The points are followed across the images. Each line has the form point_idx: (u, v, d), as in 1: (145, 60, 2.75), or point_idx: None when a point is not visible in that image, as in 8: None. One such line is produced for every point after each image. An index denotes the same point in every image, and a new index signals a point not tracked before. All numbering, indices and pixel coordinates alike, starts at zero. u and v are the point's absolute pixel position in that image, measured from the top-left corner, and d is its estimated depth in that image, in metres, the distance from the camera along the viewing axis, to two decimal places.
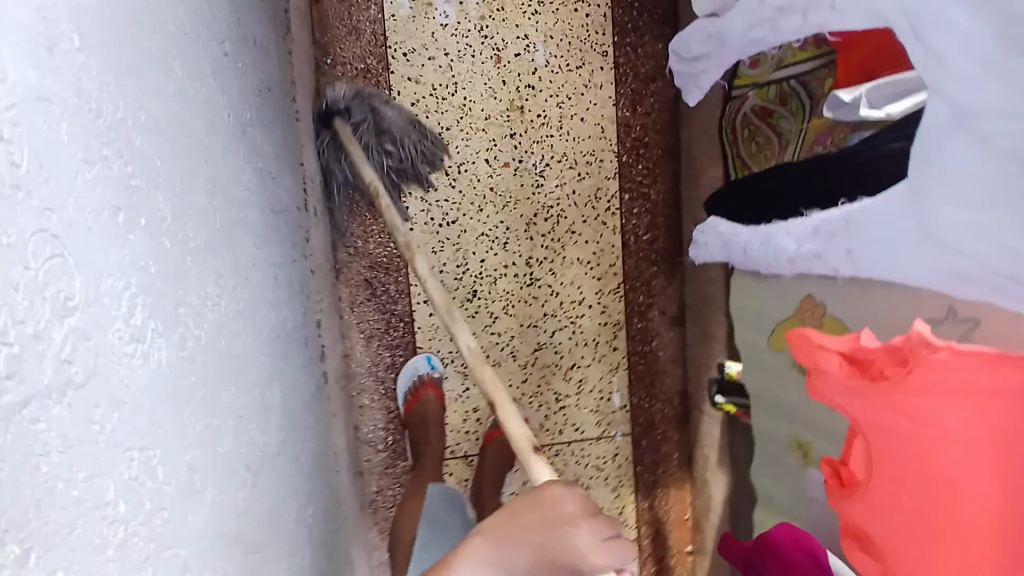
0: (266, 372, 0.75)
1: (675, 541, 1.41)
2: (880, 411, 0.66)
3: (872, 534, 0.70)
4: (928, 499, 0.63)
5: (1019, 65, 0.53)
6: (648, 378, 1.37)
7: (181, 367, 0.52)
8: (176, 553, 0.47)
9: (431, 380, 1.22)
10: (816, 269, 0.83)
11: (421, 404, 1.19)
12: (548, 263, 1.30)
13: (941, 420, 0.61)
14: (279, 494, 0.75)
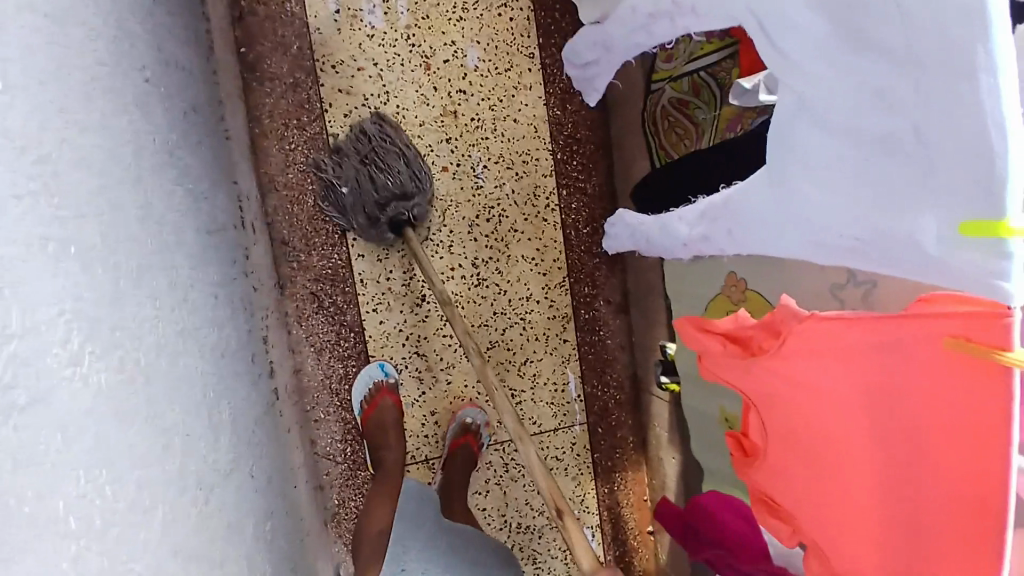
0: (212, 390, 0.76)
1: (637, 522, 1.46)
2: (760, 382, 0.75)
3: (776, 495, 0.78)
4: (818, 453, 0.73)
5: (869, 67, 0.58)
6: (599, 366, 1.42)
7: (123, 387, 0.52)
8: (129, 569, 0.48)
9: (386, 387, 1.23)
10: (706, 250, 0.89)
11: (378, 411, 1.20)
12: (494, 263, 1.33)
13: (817, 379, 0.71)
14: (236, 511, 0.75)
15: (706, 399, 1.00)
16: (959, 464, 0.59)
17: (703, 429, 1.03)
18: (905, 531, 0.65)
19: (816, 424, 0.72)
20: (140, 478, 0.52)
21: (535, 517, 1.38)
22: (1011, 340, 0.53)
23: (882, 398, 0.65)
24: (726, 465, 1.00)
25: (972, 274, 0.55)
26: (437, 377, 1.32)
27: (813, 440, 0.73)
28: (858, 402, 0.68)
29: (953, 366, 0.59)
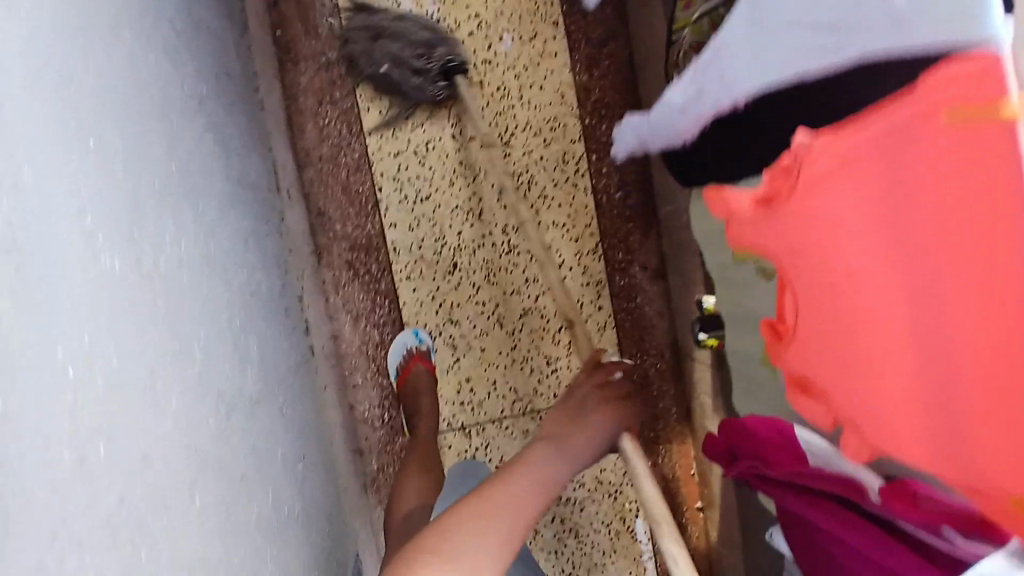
0: (239, 324, 0.79)
1: (686, 497, 1.42)
2: (777, 239, 0.61)
3: (813, 380, 0.62)
4: (844, 315, 0.56)
5: None
6: (637, 334, 1.39)
7: (134, 285, 0.56)
8: (137, 445, 0.50)
9: (420, 354, 1.25)
10: (704, 111, 0.70)
11: (412, 377, 1.22)
12: (524, 230, 1.32)
13: (840, 210, 0.53)
14: (265, 439, 0.79)
15: (749, 341, 0.92)
16: (990, 294, 0.44)
17: (748, 374, 0.95)
18: (936, 398, 0.49)
19: (842, 275, 0.55)
20: (154, 372, 0.56)
21: (575, 487, 1.38)
22: (1009, 91, 0.38)
23: (896, 217, 0.49)
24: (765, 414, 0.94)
25: (955, 14, 0.42)
26: (471, 345, 1.32)
27: (847, 301, 0.55)
28: (881, 235, 0.50)
29: (960, 150, 0.43)
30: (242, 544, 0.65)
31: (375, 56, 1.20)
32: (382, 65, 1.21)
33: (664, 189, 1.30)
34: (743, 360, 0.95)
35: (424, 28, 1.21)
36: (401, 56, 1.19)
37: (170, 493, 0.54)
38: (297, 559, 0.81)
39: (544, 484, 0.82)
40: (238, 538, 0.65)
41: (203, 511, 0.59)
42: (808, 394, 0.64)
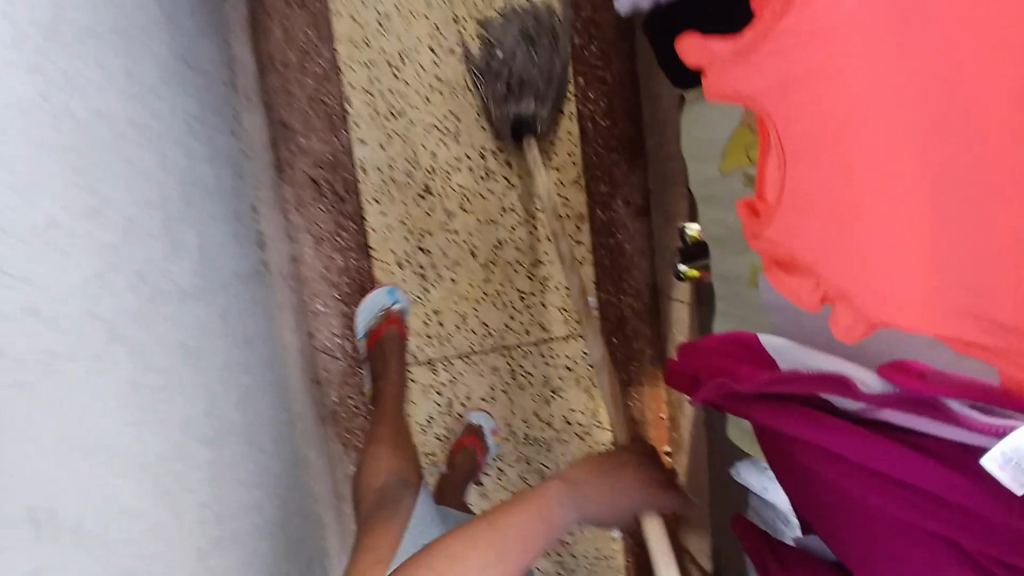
0: (172, 211, 0.71)
1: (656, 440, 1.37)
2: (765, 86, 0.56)
3: (799, 253, 0.58)
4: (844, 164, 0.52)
5: None
6: (616, 272, 1.33)
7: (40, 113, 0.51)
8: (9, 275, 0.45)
9: (392, 316, 1.16)
10: None
11: (381, 340, 1.14)
12: (503, 155, 1.24)
13: (849, 32, 0.50)
14: (204, 330, 0.73)
15: (739, 259, 0.88)
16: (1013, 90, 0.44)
17: (736, 295, 0.91)
18: (942, 229, 0.49)
19: (838, 114, 0.52)
20: (32, 220, 0.48)
21: (543, 428, 1.32)
22: None
23: (915, 33, 0.47)
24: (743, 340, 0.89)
25: None
26: (441, 276, 1.24)
27: (842, 148, 0.52)
28: (888, 63, 0.48)
29: None
30: (161, 435, 0.59)
31: (503, 48, 1.18)
32: (502, 52, 1.18)
33: (652, 118, 1.23)
34: (730, 283, 0.92)
35: (558, 61, 1.19)
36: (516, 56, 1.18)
37: (48, 357, 0.48)
38: (235, 470, 0.75)
39: (545, 518, 0.82)
40: (156, 430, 0.59)
41: (102, 388, 0.53)
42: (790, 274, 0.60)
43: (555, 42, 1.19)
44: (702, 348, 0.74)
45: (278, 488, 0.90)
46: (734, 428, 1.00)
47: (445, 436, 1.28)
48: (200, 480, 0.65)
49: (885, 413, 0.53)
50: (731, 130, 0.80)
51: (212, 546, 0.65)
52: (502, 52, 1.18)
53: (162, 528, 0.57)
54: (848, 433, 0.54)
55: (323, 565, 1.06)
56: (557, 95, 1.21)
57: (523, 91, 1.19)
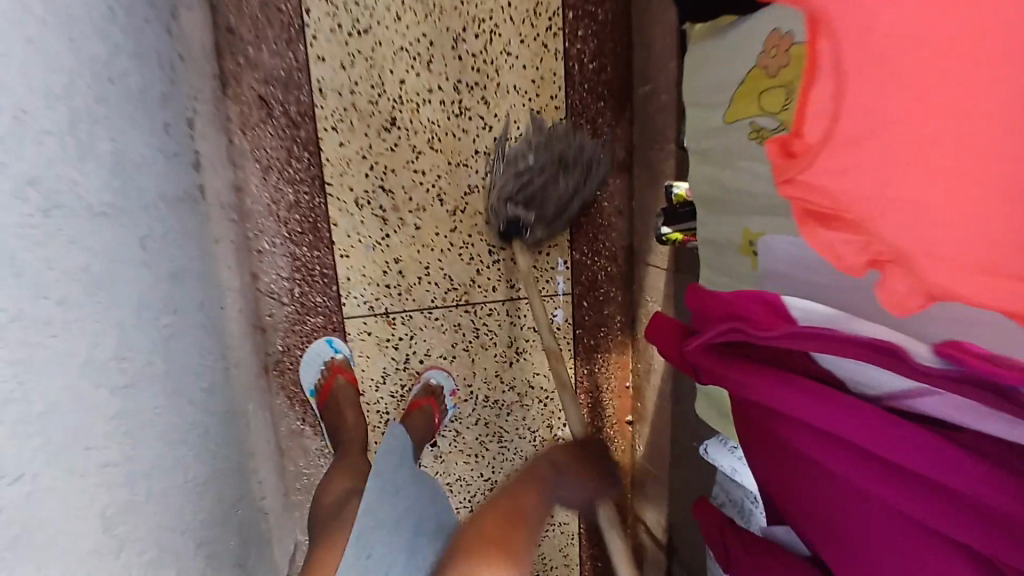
0: (87, 106, 0.56)
1: (615, 408, 1.35)
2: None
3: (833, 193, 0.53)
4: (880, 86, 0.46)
5: None
6: (591, 232, 1.24)
7: None
8: None
9: (340, 364, 1.11)
10: None
11: (331, 394, 1.08)
12: (480, 91, 1.12)
13: None
14: (121, 261, 0.60)
15: (728, 222, 0.80)
16: None
17: (723, 263, 0.84)
18: (967, 162, 0.42)
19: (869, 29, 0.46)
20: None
21: (504, 391, 1.26)
22: None
23: None
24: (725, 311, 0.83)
25: None
26: (404, 220, 1.12)
27: (880, 79, 0.46)
28: None
29: None
30: (58, 384, 0.47)
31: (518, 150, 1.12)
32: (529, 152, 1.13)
33: (643, 66, 1.13)
34: (718, 249, 0.84)
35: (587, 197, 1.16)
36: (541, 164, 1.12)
37: None
38: (157, 425, 0.64)
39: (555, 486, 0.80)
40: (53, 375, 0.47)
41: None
42: (825, 224, 0.56)
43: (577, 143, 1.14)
44: (713, 297, 0.62)
45: (210, 445, 0.80)
46: (702, 401, 0.96)
47: (400, 394, 1.19)
48: (109, 436, 0.54)
49: (919, 399, 0.46)
50: (745, 72, 0.72)
51: (117, 512, 0.55)
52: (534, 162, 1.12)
53: (56, 493, 0.46)
54: (844, 404, 0.49)
55: (258, 525, 0.98)
56: (563, 217, 1.16)
57: (531, 206, 1.13)
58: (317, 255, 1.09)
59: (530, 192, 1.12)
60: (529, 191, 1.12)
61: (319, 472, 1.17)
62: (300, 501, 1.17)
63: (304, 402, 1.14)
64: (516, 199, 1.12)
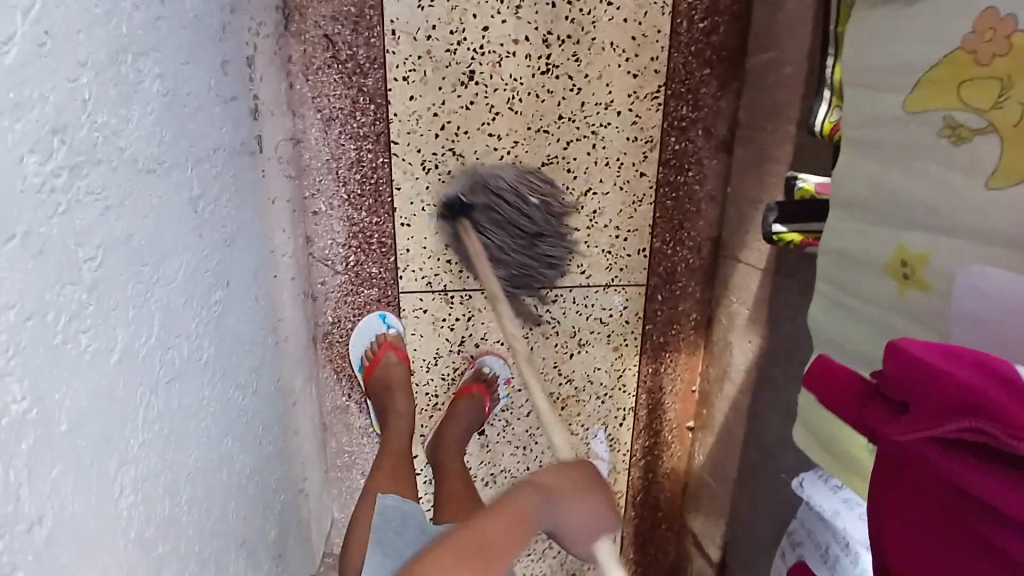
0: (131, 31, 0.44)
1: (676, 414, 1.24)
2: None
3: None
4: None
5: None
6: (677, 219, 1.10)
7: None
8: None
9: (390, 341, 1.01)
10: None
11: (382, 368, 0.99)
12: (572, 45, 0.97)
13: None
14: (169, 231, 0.49)
15: (872, 237, 0.66)
16: None
17: (859, 284, 0.69)
18: None
19: None
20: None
21: (561, 384, 1.16)
22: None
23: None
24: (848, 336, 0.71)
25: None
26: None
27: None
28: None
29: None
30: (84, 391, 0.37)
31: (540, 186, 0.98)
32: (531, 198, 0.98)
33: (765, 29, 0.96)
34: (854, 266, 0.69)
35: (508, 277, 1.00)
36: (538, 212, 0.98)
37: None
38: (200, 420, 0.55)
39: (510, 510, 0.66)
40: (77, 382, 0.37)
41: None
42: None
43: (559, 226, 1.02)
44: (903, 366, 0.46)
45: (256, 431, 0.72)
46: (799, 430, 0.83)
47: (450, 379, 1.10)
48: (145, 448, 0.44)
49: None
50: (936, 57, 0.57)
51: (157, 538, 0.46)
52: (528, 228, 0.98)
53: (78, 526, 0.37)
54: None
55: (298, 510, 0.90)
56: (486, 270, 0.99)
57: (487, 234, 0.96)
58: (376, 222, 0.98)
59: (500, 220, 0.95)
60: (498, 217, 0.95)
61: (361, 451, 1.09)
62: (340, 478, 1.10)
63: (351, 377, 1.06)
64: (492, 221, 0.95)
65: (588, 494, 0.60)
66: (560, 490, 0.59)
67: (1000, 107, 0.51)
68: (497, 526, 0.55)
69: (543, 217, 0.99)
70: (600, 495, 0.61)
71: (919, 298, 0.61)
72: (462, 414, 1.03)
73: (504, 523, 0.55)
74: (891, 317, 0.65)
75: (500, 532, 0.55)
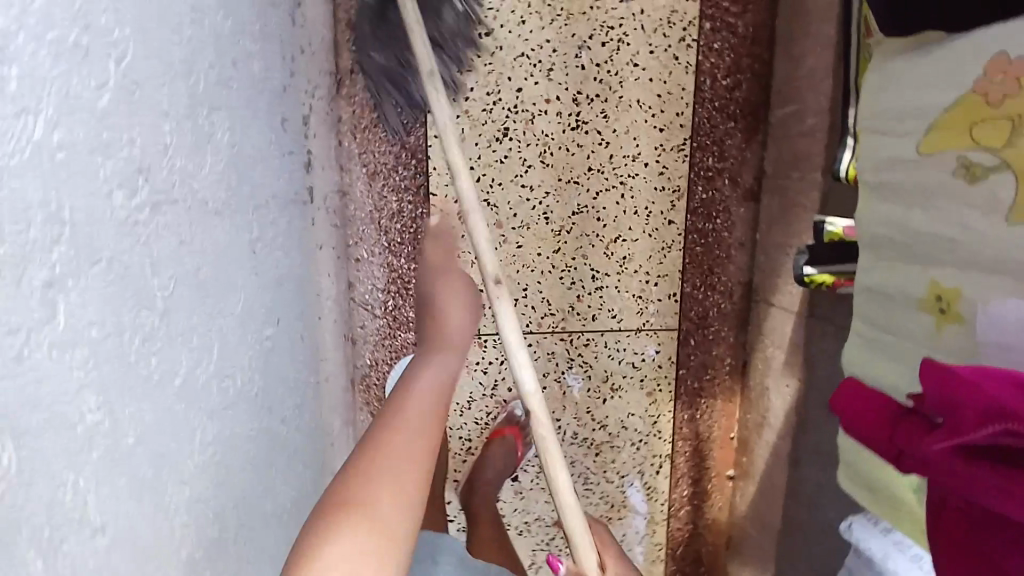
0: (207, 88, 0.50)
1: (715, 464, 1.21)
2: None
3: None
4: None
5: None
6: (707, 265, 1.12)
7: None
8: None
9: None
10: None
11: None
12: (599, 103, 1.03)
13: None
14: (228, 264, 0.53)
15: (902, 273, 0.67)
16: None
17: (895, 322, 0.68)
18: None
19: None
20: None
21: (594, 430, 1.15)
22: None
23: None
24: (886, 375, 0.70)
25: None
26: (506, 238, 1.05)
27: None
28: None
29: None
30: (150, 407, 0.40)
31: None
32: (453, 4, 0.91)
33: (787, 81, 1.00)
34: (889, 302, 0.69)
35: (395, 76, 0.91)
36: (454, 18, 0.91)
37: None
38: (246, 448, 0.57)
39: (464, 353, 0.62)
40: (142, 398, 0.39)
41: (81, 329, 0.33)
42: None
43: (464, 51, 0.95)
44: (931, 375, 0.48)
45: (295, 466, 0.74)
46: (844, 477, 0.80)
47: (483, 423, 1.11)
48: (196, 468, 0.46)
49: None
50: (948, 100, 0.60)
51: (203, 555, 0.47)
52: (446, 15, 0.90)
53: (134, 536, 0.39)
54: None
55: None
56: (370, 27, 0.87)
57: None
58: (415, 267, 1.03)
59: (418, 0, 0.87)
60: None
61: None
62: None
63: None
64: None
65: (451, 300, 0.66)
66: (438, 332, 0.63)
67: (1011, 146, 0.54)
68: (421, 376, 0.55)
69: (454, 26, 0.91)
70: (451, 293, 0.67)
71: (955, 334, 0.61)
72: (495, 457, 1.03)
73: (438, 361, 0.58)
74: (927, 352, 0.64)
75: (437, 367, 0.57)
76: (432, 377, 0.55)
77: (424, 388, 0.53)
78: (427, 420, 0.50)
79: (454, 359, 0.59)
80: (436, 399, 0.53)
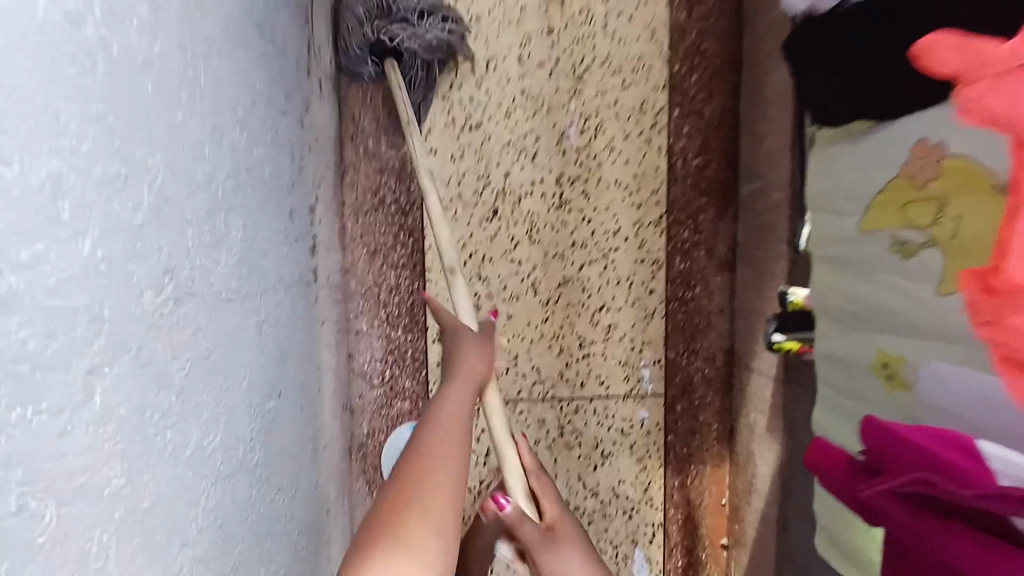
0: (224, 195, 0.58)
1: (709, 531, 1.22)
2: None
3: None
4: None
5: None
6: (689, 331, 1.17)
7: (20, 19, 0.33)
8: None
9: None
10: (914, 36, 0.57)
11: None
12: (581, 184, 1.12)
13: None
14: (235, 344, 0.60)
15: (856, 341, 0.72)
16: None
17: (854, 385, 0.73)
18: None
19: None
20: (43, 170, 0.35)
21: (586, 496, 1.17)
22: None
23: None
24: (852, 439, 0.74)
25: None
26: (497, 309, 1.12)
27: None
28: None
29: None
30: (166, 473, 0.46)
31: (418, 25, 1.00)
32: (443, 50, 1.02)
33: (752, 164, 1.10)
34: (847, 369, 0.74)
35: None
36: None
37: (40, 360, 0.33)
38: (246, 515, 0.61)
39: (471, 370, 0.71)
40: (159, 465, 0.45)
41: (112, 408, 0.39)
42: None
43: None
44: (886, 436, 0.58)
45: (292, 533, 0.77)
46: (823, 543, 0.82)
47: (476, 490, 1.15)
48: (202, 533, 0.51)
49: None
50: (883, 183, 0.66)
51: None
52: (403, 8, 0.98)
53: None
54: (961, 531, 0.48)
55: None
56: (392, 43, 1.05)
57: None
58: (411, 339, 1.10)
59: None
60: None
61: None
62: None
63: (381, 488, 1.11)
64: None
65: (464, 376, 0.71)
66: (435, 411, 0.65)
67: (937, 222, 0.58)
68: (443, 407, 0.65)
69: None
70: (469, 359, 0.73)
71: (904, 397, 0.65)
72: None
73: (454, 398, 0.67)
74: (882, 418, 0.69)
75: (455, 403, 0.66)
76: (450, 411, 0.65)
77: (446, 421, 0.63)
78: (450, 451, 0.60)
79: (467, 395, 0.68)
80: (455, 428, 0.63)
